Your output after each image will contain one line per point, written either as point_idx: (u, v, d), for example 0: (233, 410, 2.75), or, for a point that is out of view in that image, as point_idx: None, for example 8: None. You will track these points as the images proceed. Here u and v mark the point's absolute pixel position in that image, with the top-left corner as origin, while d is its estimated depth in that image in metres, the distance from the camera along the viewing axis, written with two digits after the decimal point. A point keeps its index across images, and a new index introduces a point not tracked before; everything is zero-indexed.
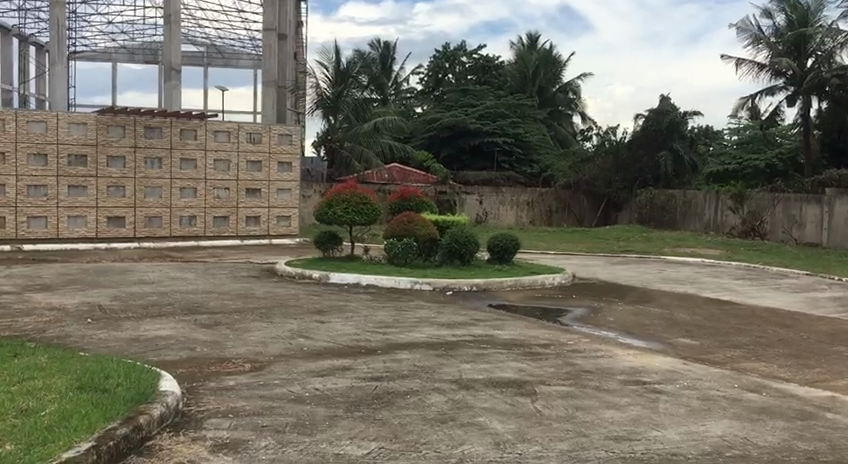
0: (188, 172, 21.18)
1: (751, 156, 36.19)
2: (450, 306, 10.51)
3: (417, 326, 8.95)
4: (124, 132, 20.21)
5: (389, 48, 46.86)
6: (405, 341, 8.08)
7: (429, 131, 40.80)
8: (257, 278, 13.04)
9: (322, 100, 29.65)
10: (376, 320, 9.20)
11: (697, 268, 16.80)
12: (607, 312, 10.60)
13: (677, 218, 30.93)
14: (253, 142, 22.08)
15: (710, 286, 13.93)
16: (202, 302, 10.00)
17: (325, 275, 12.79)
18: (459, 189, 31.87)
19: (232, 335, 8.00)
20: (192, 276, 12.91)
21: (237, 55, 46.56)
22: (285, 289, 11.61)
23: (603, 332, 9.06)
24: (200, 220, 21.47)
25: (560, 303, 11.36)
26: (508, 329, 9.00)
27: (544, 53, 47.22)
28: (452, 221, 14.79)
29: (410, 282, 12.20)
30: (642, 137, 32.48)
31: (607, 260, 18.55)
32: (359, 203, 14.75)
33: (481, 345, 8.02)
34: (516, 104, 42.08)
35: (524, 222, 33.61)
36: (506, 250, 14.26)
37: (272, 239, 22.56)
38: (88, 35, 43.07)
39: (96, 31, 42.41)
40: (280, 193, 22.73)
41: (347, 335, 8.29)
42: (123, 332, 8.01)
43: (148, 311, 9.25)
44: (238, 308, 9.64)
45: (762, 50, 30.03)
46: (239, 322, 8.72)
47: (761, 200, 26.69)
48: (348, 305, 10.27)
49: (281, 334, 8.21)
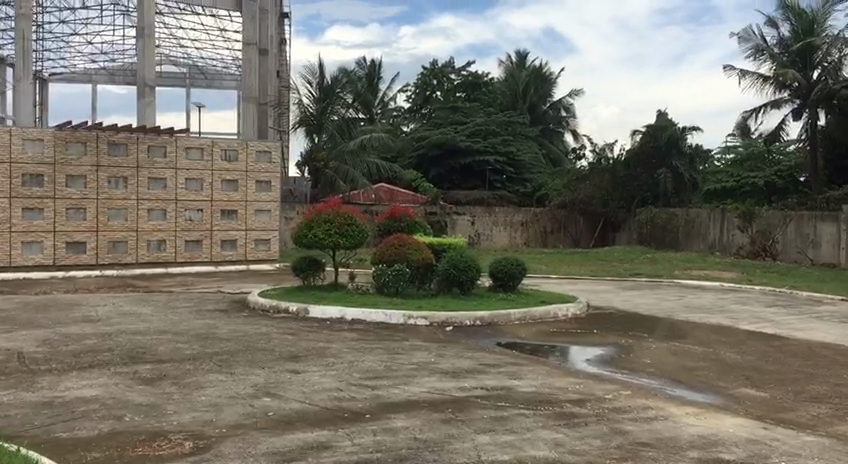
0: (158, 193, 19.39)
1: (749, 173, 34.78)
2: (452, 347, 8.72)
3: (413, 376, 7.17)
4: (85, 149, 18.40)
5: (376, 66, 45.46)
6: (401, 399, 6.31)
7: (418, 150, 39.25)
8: (225, 312, 11.19)
9: (305, 118, 28.16)
10: (364, 369, 7.39)
11: (720, 294, 15.12)
12: (641, 351, 8.84)
13: (679, 239, 29.39)
14: (229, 160, 20.36)
15: (743, 315, 12.22)
16: (150, 347, 8.14)
17: (304, 308, 10.96)
18: (450, 209, 30.22)
19: (177, 396, 6.18)
20: (148, 312, 11.04)
21: (220, 75, 45.19)
22: (256, 326, 9.77)
23: (644, 380, 7.31)
24: (170, 245, 19.64)
25: (579, 340, 9.59)
26: (527, 379, 7.23)
27: (535, 69, 46.02)
28: (448, 243, 13.07)
29: (403, 316, 10.44)
30: (640, 154, 31.01)
31: (617, 286, 16.82)
32: (343, 223, 13.01)
33: (497, 404, 6.26)
34: (507, 122, 40.66)
35: (518, 243, 31.91)
36: (511, 277, 12.54)
37: (250, 264, 20.72)
38: (66, 56, 41.30)
39: (75, 52, 40.63)
40: (259, 214, 20.96)
41: (328, 391, 6.51)
42: (34, 392, 6.17)
43: (78, 361, 7.37)
44: (192, 354, 7.80)
45: (765, 61, 28.70)
46: (189, 375, 6.90)
47: (771, 218, 25.18)
48: (330, 347, 8.48)
49: (242, 391, 6.40)
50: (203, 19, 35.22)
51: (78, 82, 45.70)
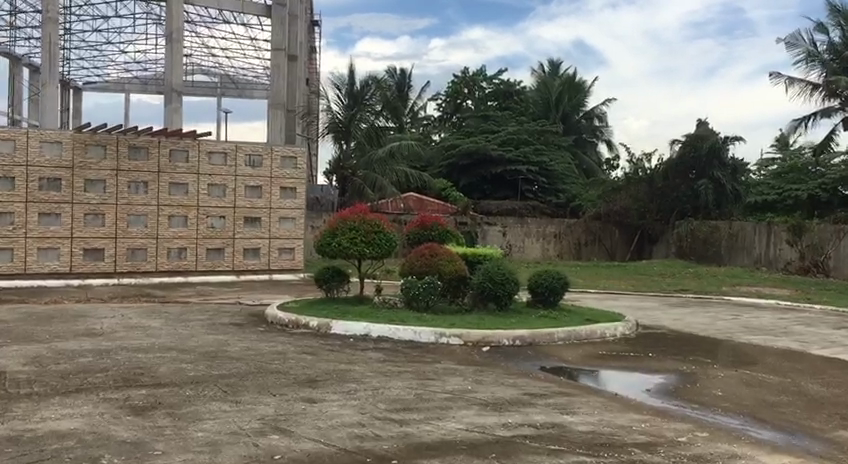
0: (179, 198, 18.61)
1: (793, 186, 33.28)
2: (491, 373, 7.66)
3: (449, 408, 6.13)
4: (105, 152, 17.68)
5: (406, 75, 44.74)
6: (437, 440, 5.29)
7: (448, 159, 38.31)
8: (240, 326, 10.25)
9: (333, 125, 27.22)
10: (392, 398, 6.36)
11: (779, 314, 13.88)
12: (709, 380, 7.70)
13: (722, 253, 27.98)
14: (252, 166, 19.54)
15: (811, 338, 11.00)
16: (149, 368, 7.22)
17: (325, 324, 9.98)
18: (480, 220, 29.21)
19: (171, 432, 5.21)
20: (157, 325, 10.13)
21: (250, 85, 44.78)
22: (273, 344, 8.81)
23: (721, 419, 6.19)
24: (190, 253, 18.82)
25: (633, 364, 8.48)
26: (583, 414, 6.14)
27: (569, 78, 44.85)
28: (484, 254, 12.01)
29: (434, 334, 9.40)
30: (678, 164, 29.58)
31: (664, 303, 15.60)
32: (369, 231, 12.05)
33: (551, 448, 5.20)
34: (539, 131, 39.53)
35: (551, 256, 30.73)
36: (552, 291, 11.46)
37: (273, 274, 19.85)
38: (100, 65, 41.10)
39: (107, 61, 40.43)
40: (283, 222, 20.07)
41: (348, 427, 5.49)
42: (3, 424, 5.24)
43: (65, 384, 6.44)
44: (195, 377, 6.84)
45: (815, 68, 27.19)
46: (188, 404, 5.94)
47: (823, 233, 23.86)
48: (353, 370, 7.48)
49: (248, 426, 5.42)
50: (233, 28, 34.69)
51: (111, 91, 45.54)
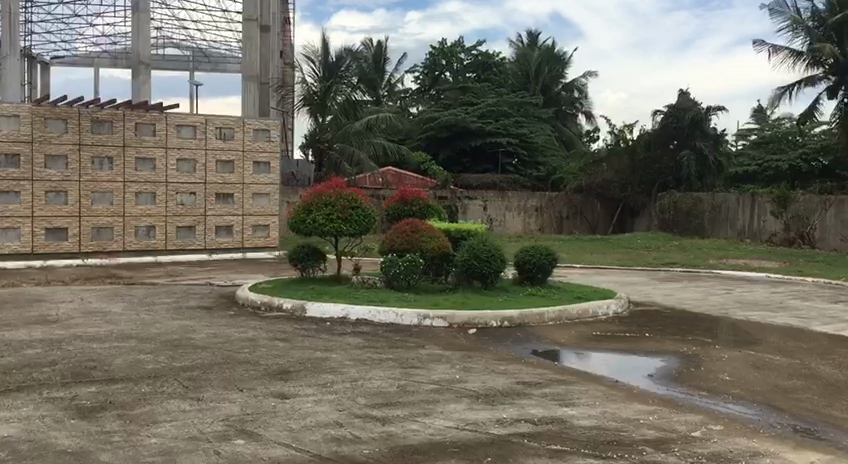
0: (146, 174, 17.74)
1: (773, 156, 32.93)
2: (479, 359, 7.07)
3: (436, 402, 5.51)
4: (67, 126, 16.77)
5: (382, 47, 43.69)
6: (423, 442, 4.66)
7: (426, 132, 37.51)
8: (209, 310, 9.57)
9: (308, 98, 26.26)
10: (372, 392, 5.74)
11: (771, 288, 13.44)
12: (715, 363, 7.15)
13: (704, 226, 27.57)
14: (224, 139, 18.68)
15: (810, 314, 10.53)
16: (103, 361, 6.53)
17: (300, 306, 9.34)
18: (460, 194, 28.54)
19: (119, 439, 4.54)
20: (118, 311, 9.41)
21: (224, 59, 43.45)
22: (243, 330, 8.14)
23: (736, 409, 5.62)
24: (159, 231, 18.00)
25: (631, 347, 7.91)
26: (585, 406, 5.55)
27: (548, 49, 44.06)
28: (467, 230, 11.36)
29: (417, 317, 8.78)
30: (660, 136, 29.03)
31: (653, 277, 15.09)
32: (345, 207, 11.37)
33: (553, 449, 4.59)
34: (519, 103, 38.82)
35: (532, 229, 30.20)
36: (539, 268, 10.87)
37: (247, 253, 19.08)
38: (67, 39, 39.64)
39: (75, 35, 38.96)
40: (257, 198, 19.26)
41: (323, 427, 4.85)
42: None
43: (6, 382, 5.75)
44: (153, 371, 6.17)
45: (799, 35, 26.65)
46: (143, 403, 5.28)
47: (808, 203, 23.51)
48: (330, 359, 6.85)
49: (209, 429, 4.77)
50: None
51: (80, 66, 44.10)
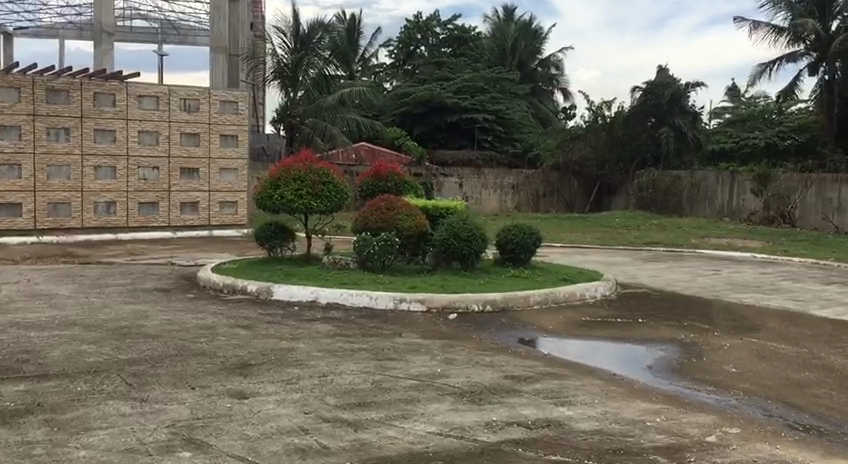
0: (106, 147, 16.77)
1: (750, 133, 32.61)
2: (462, 349, 6.44)
3: (417, 402, 4.86)
4: (21, 95, 15.77)
5: (356, 21, 42.56)
6: (402, 453, 4.00)
7: (400, 107, 36.65)
8: (167, 293, 8.82)
9: (278, 70, 25.23)
10: (344, 390, 5.06)
11: (758, 268, 12.99)
12: (716, 353, 6.58)
13: (682, 204, 27.20)
14: (188, 111, 17.72)
15: (805, 296, 10.06)
16: (39, 352, 5.78)
17: (265, 289, 8.62)
18: (435, 171, 27.85)
19: (38, 453, 3.80)
20: (66, 293, 8.62)
21: (194, 32, 41.84)
22: (202, 316, 7.41)
23: (750, 408, 5.03)
24: (121, 207, 17.08)
25: (624, 334, 7.31)
26: (584, 406, 4.92)
27: (525, 24, 43.27)
28: (446, 207, 10.69)
29: (393, 301, 8.12)
30: (639, 112, 28.50)
31: (636, 258, 14.57)
32: (316, 182, 10.62)
33: (552, 460, 3.97)
34: (495, 78, 38.07)
35: (508, 207, 29.59)
36: (522, 248, 10.25)
37: (214, 230, 18.22)
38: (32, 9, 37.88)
39: (38, 5, 37.14)
40: (224, 173, 18.36)
41: (286, 435, 4.18)
42: None
43: None
44: (94, 365, 5.42)
45: (780, 10, 26.17)
46: (77, 405, 4.53)
47: (788, 182, 23.24)
48: (297, 350, 6.16)
49: (152, 439, 4.06)
50: None
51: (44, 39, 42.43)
